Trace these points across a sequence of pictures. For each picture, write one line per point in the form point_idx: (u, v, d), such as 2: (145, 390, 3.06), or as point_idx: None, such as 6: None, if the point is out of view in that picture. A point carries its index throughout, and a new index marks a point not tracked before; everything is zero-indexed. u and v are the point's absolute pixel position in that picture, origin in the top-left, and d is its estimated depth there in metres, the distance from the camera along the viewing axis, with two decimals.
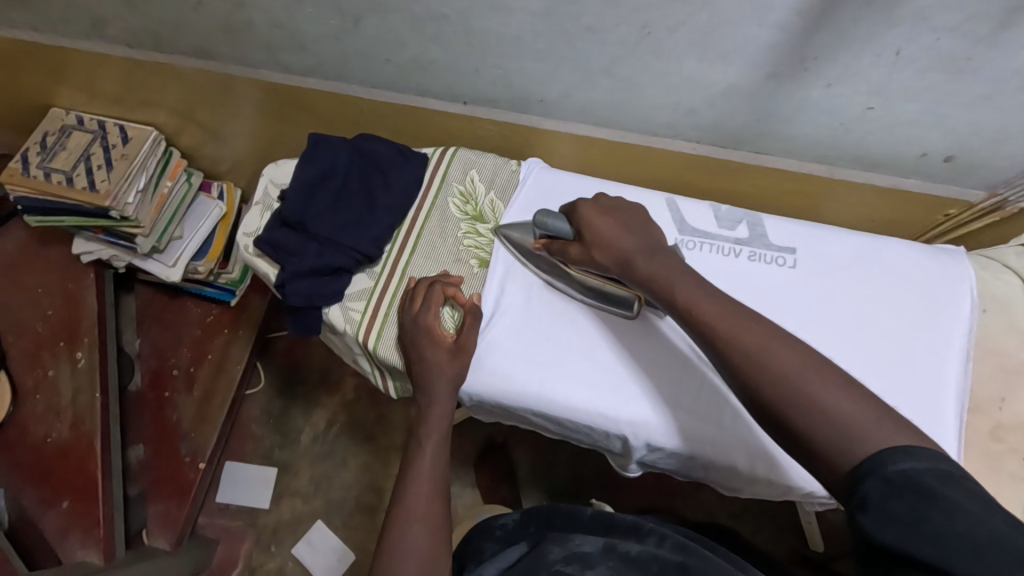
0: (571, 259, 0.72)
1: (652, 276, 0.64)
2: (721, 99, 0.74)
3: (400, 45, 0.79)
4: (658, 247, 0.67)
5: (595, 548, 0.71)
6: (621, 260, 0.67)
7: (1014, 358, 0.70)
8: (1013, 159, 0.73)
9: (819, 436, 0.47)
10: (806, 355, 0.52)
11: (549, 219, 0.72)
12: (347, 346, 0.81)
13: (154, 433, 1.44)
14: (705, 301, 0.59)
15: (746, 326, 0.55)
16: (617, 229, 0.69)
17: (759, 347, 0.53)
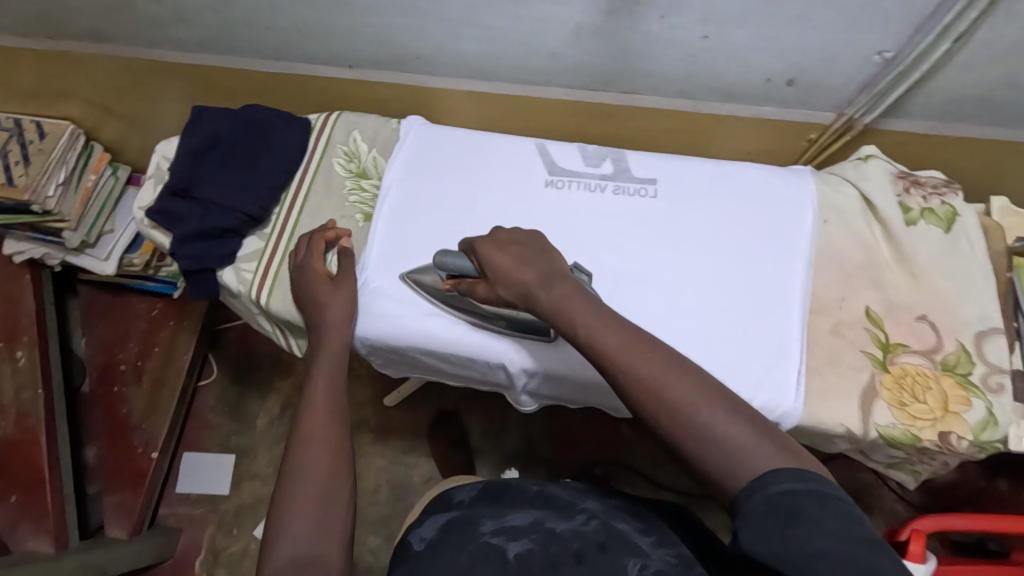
0: (482, 298, 0.69)
1: (556, 308, 0.58)
2: (576, 40, 0.78)
3: (273, 10, 0.82)
4: (557, 275, 0.61)
5: (526, 522, 0.67)
6: (523, 294, 0.62)
7: (852, 261, 0.76)
8: (859, 77, 0.77)
9: (709, 462, 0.46)
10: (694, 384, 0.49)
11: (449, 258, 0.72)
12: (247, 307, 0.85)
13: (107, 428, 1.45)
14: (605, 336, 0.54)
15: (644, 361, 0.51)
16: (516, 261, 0.64)
17: (657, 380, 0.50)
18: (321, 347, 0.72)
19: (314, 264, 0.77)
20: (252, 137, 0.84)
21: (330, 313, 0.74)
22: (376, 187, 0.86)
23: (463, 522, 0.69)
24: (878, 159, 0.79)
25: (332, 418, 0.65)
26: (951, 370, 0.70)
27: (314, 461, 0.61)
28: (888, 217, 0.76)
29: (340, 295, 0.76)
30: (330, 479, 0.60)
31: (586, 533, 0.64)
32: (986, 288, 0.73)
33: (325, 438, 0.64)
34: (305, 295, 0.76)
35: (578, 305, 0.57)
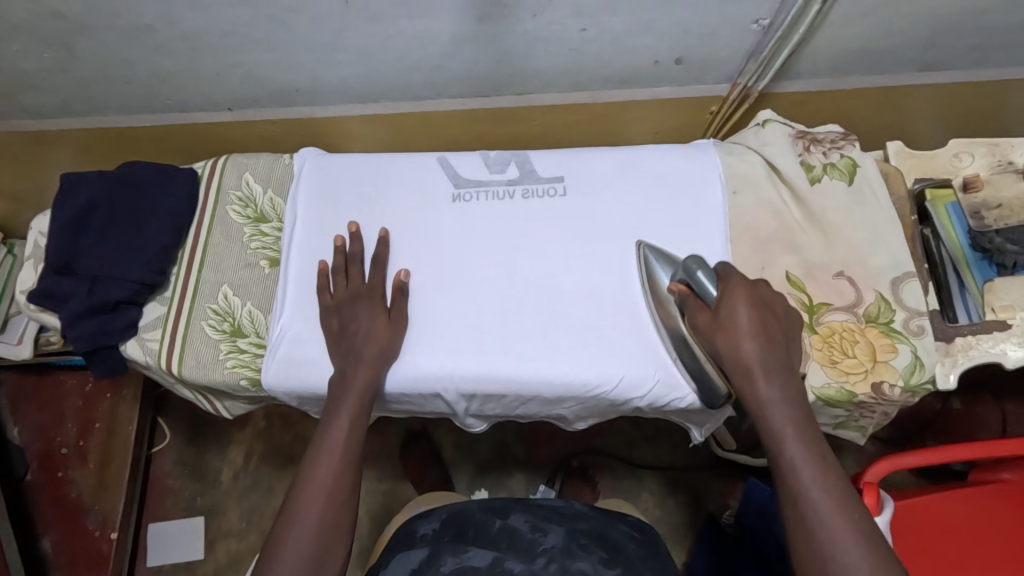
0: (697, 325, 0.66)
1: (765, 409, 0.61)
2: (454, 49, 0.75)
3: (128, 63, 0.77)
4: (782, 374, 0.62)
5: (486, 563, 0.66)
6: (740, 365, 0.62)
7: (764, 227, 0.76)
8: (741, 45, 0.77)
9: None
10: (866, 543, 0.54)
11: (700, 271, 0.67)
12: (160, 377, 0.80)
13: (57, 516, 1.36)
14: (809, 466, 0.58)
15: (834, 505, 0.56)
16: (761, 343, 0.62)
17: (837, 527, 0.55)
18: (354, 375, 0.69)
19: (371, 280, 0.74)
20: (132, 196, 0.78)
21: (369, 342, 0.70)
22: (278, 230, 0.81)
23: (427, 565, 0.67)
24: (775, 122, 0.79)
25: (346, 464, 0.64)
26: (874, 321, 0.71)
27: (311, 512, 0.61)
28: (793, 180, 0.76)
29: (390, 328, 0.72)
30: (323, 537, 0.60)
31: None
32: (895, 233, 0.74)
33: (335, 489, 0.63)
34: (345, 313, 0.73)
35: (798, 429, 0.60)
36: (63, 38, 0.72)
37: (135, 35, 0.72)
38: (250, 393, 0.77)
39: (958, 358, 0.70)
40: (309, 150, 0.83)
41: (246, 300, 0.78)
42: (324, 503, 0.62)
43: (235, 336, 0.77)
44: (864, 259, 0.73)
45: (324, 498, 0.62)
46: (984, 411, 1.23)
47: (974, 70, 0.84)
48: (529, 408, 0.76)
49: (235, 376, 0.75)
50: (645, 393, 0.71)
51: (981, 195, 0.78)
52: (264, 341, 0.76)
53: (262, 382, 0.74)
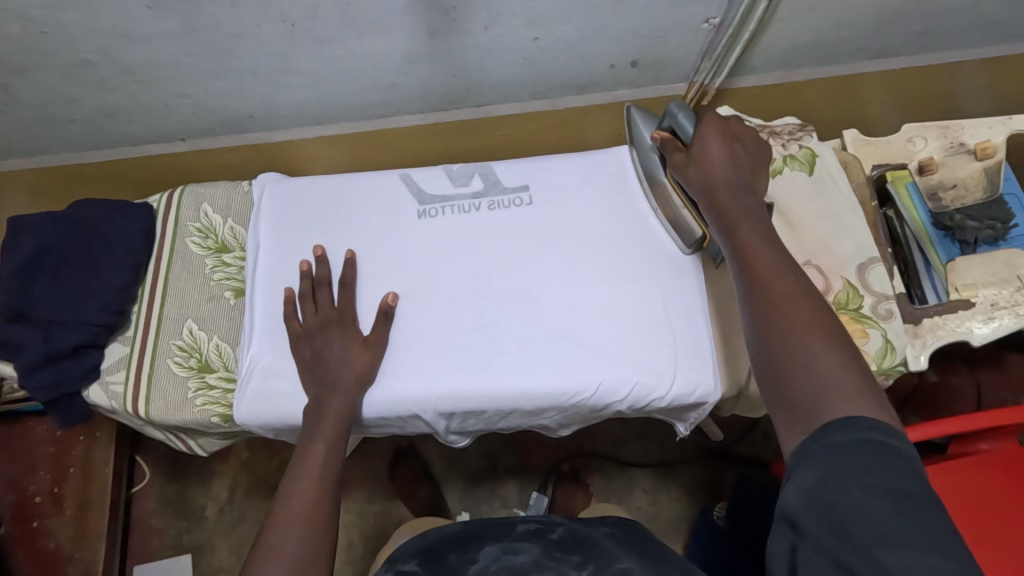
0: (672, 167, 0.66)
1: (724, 211, 0.60)
2: (408, 67, 0.75)
3: (72, 100, 0.75)
4: (747, 188, 0.61)
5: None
6: (706, 184, 0.61)
7: None
8: (693, 44, 0.78)
9: (797, 387, 0.49)
10: (818, 318, 0.52)
11: (682, 112, 0.67)
12: (128, 421, 0.77)
13: (35, 568, 1.31)
14: (763, 252, 0.56)
15: (784, 282, 0.54)
16: (722, 158, 0.62)
17: (786, 300, 0.53)
18: (330, 403, 0.67)
19: (341, 305, 0.73)
20: (84, 238, 0.76)
21: (344, 369, 0.69)
22: (241, 259, 0.79)
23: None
24: None
25: (323, 492, 0.62)
26: (844, 308, 0.72)
27: (289, 540, 0.59)
28: None
29: (368, 352, 0.71)
30: (300, 565, 0.58)
31: None
32: (857, 219, 0.75)
33: (312, 515, 0.61)
34: (316, 342, 0.71)
35: (754, 221, 0.58)
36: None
37: (75, 71, 0.69)
38: (223, 428, 0.75)
39: (927, 339, 0.71)
40: (271, 175, 0.82)
41: (212, 333, 0.76)
42: (302, 530, 0.60)
43: (204, 371, 0.74)
44: (831, 247, 0.74)
45: (302, 522, 0.60)
46: (958, 381, 1.26)
47: (919, 55, 0.87)
48: (510, 421, 0.75)
49: (206, 414, 0.73)
50: (623, 396, 0.71)
51: (937, 177, 0.80)
52: (234, 375, 0.74)
53: (234, 417, 0.72)
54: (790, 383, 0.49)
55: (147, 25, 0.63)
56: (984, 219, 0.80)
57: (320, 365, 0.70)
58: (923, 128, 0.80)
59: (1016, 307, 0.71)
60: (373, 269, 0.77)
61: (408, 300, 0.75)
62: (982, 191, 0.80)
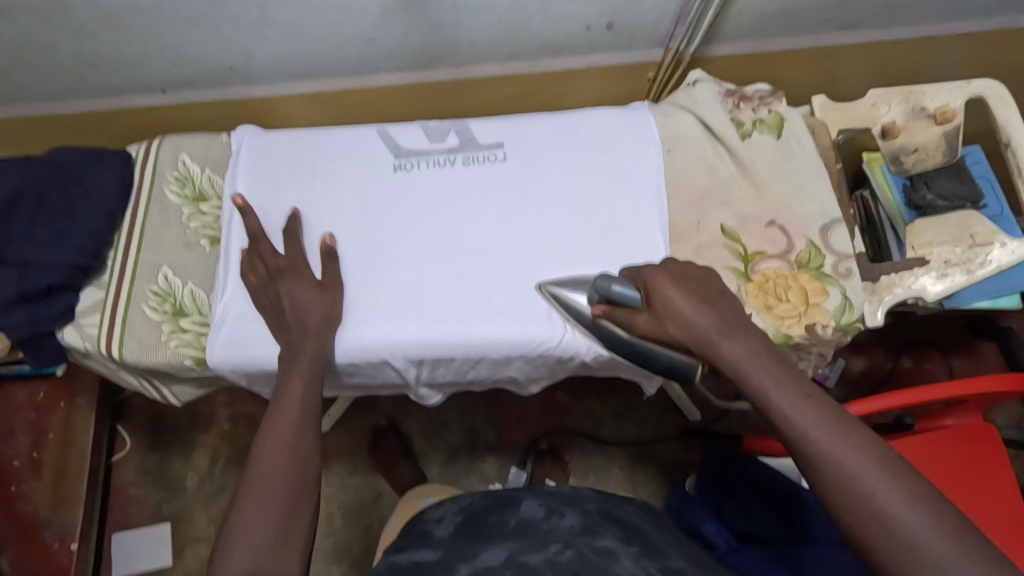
0: (640, 332, 0.61)
1: (741, 370, 0.53)
2: (384, 21, 0.76)
3: (52, 45, 0.75)
4: (740, 327, 0.56)
5: (501, 560, 0.59)
6: (700, 341, 0.56)
7: (698, 183, 0.78)
8: (666, 8, 0.79)
9: None
10: (913, 489, 0.44)
11: (614, 287, 0.64)
12: (103, 365, 0.78)
13: (12, 532, 1.31)
14: (807, 419, 0.48)
15: (854, 454, 0.46)
16: (695, 302, 0.57)
17: (860, 474, 0.45)
18: (304, 345, 0.69)
19: (289, 253, 0.74)
20: (63, 181, 0.76)
21: (310, 314, 0.70)
22: (218, 208, 0.80)
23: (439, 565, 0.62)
24: (705, 82, 0.81)
25: (304, 422, 0.64)
26: (805, 267, 0.74)
27: (272, 467, 0.59)
28: (724, 136, 0.78)
29: (324, 296, 0.72)
30: (289, 479, 0.59)
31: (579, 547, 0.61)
32: (821, 183, 0.77)
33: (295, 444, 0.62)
34: (272, 292, 0.71)
35: (778, 377, 0.51)
36: None
37: (51, 12, 0.70)
38: (197, 373, 0.76)
39: (884, 296, 0.73)
40: (248, 128, 0.83)
41: (188, 279, 0.77)
42: (284, 456, 0.60)
43: (178, 316, 0.75)
44: (797, 209, 0.76)
45: (285, 449, 0.61)
46: (932, 367, 1.27)
47: (889, 29, 0.88)
48: (479, 370, 0.76)
49: (179, 356, 0.74)
50: (588, 345, 0.72)
51: (900, 141, 0.82)
52: (207, 319, 0.75)
53: (207, 360, 0.73)
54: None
55: None
56: (955, 198, 0.80)
57: (283, 309, 0.70)
58: (888, 92, 0.83)
59: (968, 265, 0.74)
60: (346, 218, 0.78)
61: (376, 250, 0.77)
62: (942, 155, 0.82)
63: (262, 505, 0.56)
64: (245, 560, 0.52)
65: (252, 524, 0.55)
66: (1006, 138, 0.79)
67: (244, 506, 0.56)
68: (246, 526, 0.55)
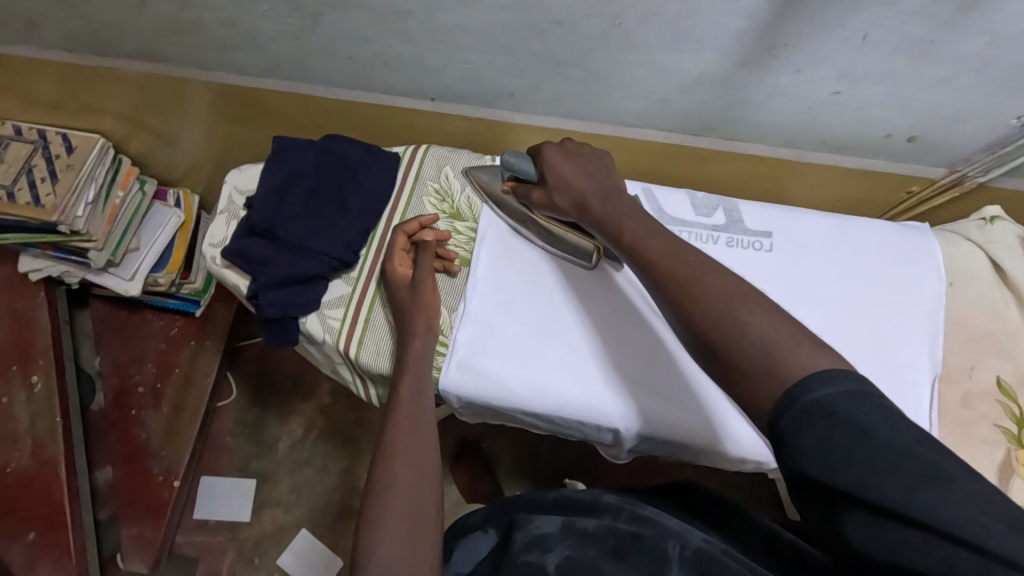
0: (538, 204, 0.72)
1: (603, 220, 0.61)
2: (689, 86, 0.74)
3: (365, 41, 0.77)
4: (615, 192, 0.64)
5: (557, 529, 0.67)
6: (579, 202, 0.65)
7: (977, 326, 0.73)
8: (978, 135, 0.75)
9: (744, 350, 0.45)
10: (741, 288, 0.49)
11: (515, 160, 0.72)
12: (326, 356, 0.78)
13: (123, 454, 1.34)
14: (647, 241, 0.56)
15: (683, 262, 0.52)
16: (581, 174, 0.67)
17: (690, 277, 0.50)
18: (413, 346, 0.70)
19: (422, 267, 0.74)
20: (339, 173, 0.78)
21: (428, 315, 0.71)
22: (472, 229, 0.79)
23: (502, 551, 0.68)
24: (1005, 221, 0.76)
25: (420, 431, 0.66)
26: None
27: (400, 477, 0.62)
28: (1018, 283, 0.73)
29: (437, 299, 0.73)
30: (418, 492, 0.61)
31: (618, 529, 0.66)
32: None
33: (421, 458, 0.64)
34: (404, 293, 0.73)
35: (631, 220, 0.59)
36: (315, 8, 0.72)
37: (387, 16, 0.71)
38: None
39: None
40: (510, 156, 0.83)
41: None
42: (416, 471, 0.63)
43: None
44: None
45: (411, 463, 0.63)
46: None
47: None
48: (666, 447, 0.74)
49: None
50: None
51: None
52: (446, 340, 0.75)
53: (439, 382, 0.72)
54: (738, 359, 0.45)
55: None
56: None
57: (416, 309, 0.72)
58: None
59: None
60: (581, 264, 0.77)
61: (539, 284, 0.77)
62: None
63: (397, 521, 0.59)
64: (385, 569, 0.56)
65: (387, 537, 0.58)
66: None
67: (376, 519, 0.59)
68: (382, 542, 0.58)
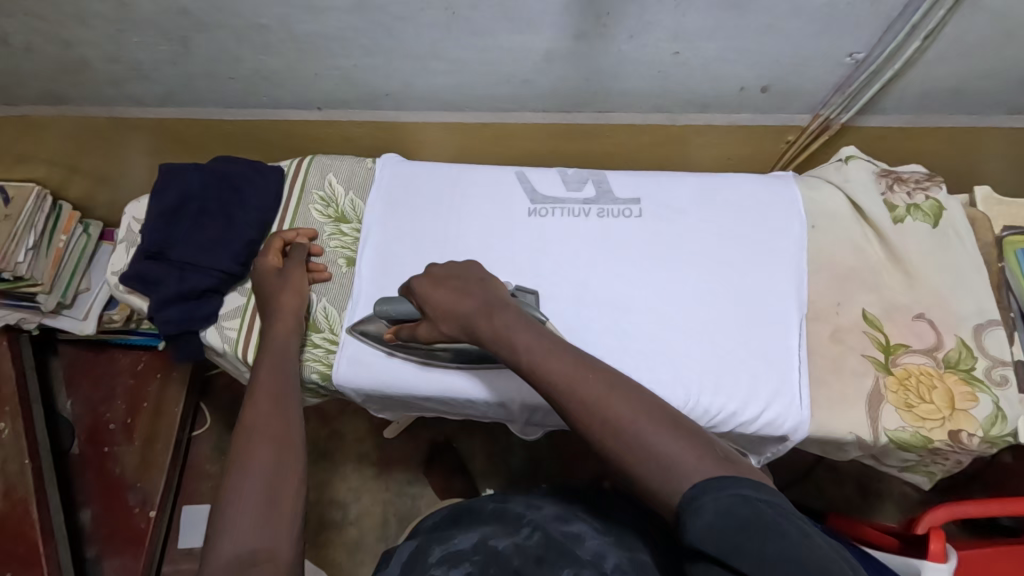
0: (423, 337, 0.70)
1: (500, 334, 0.61)
2: (545, 66, 0.77)
3: (236, 60, 0.80)
4: (500, 303, 0.64)
5: (471, 545, 0.64)
6: (467, 325, 0.65)
7: (843, 263, 0.75)
8: (831, 76, 0.77)
9: (658, 476, 0.46)
10: (639, 406, 0.50)
11: (391, 308, 0.73)
12: (233, 365, 0.82)
13: (100, 491, 1.34)
14: (549, 363, 0.55)
15: (586, 382, 0.53)
16: (454, 297, 0.67)
17: (592, 401, 0.51)
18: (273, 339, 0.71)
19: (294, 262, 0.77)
20: (225, 191, 0.82)
21: (291, 301, 0.74)
22: (357, 230, 0.83)
23: (415, 557, 0.64)
24: (859, 159, 0.78)
25: (277, 409, 0.63)
26: (954, 367, 0.70)
27: (261, 454, 0.58)
28: (877, 218, 0.75)
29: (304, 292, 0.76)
30: (275, 468, 0.57)
31: (527, 548, 0.63)
32: (980, 280, 0.73)
33: (284, 435, 0.61)
34: (274, 283, 0.75)
35: (529, 340, 0.58)
36: (180, 33, 0.76)
37: (245, 32, 0.75)
38: (318, 387, 0.78)
39: None
40: (389, 157, 0.87)
41: (322, 296, 0.80)
42: (280, 448, 0.59)
43: (310, 330, 0.78)
44: (951, 303, 0.72)
45: (270, 438, 0.60)
46: None
47: None
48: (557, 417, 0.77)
49: (307, 369, 0.76)
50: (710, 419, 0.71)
51: None
52: (338, 338, 0.78)
53: (332, 378, 0.76)
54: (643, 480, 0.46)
55: None
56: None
57: (285, 288, 0.75)
58: None
59: None
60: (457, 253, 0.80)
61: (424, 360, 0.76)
62: None
63: (250, 497, 0.54)
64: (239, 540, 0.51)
65: (241, 514, 0.53)
66: None
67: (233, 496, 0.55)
68: (237, 515, 0.53)
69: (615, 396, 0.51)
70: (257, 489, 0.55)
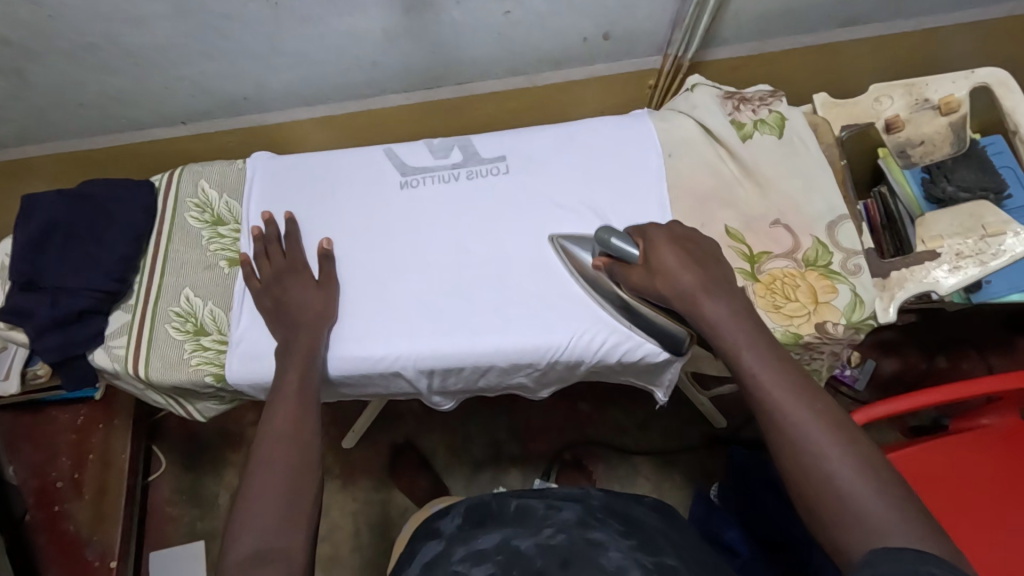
0: (632, 284, 0.69)
1: (716, 327, 0.61)
2: (388, 44, 0.79)
3: (81, 84, 0.80)
4: (725, 292, 0.63)
5: (494, 544, 0.61)
6: (685, 295, 0.64)
7: (700, 184, 0.78)
8: (662, 13, 0.80)
9: (844, 515, 0.48)
10: (858, 449, 0.51)
11: (614, 238, 0.70)
12: (132, 385, 0.81)
13: (55, 553, 1.22)
14: (768, 375, 0.56)
15: (809, 411, 0.53)
16: (689, 269, 0.64)
17: (805, 427, 0.52)
18: (296, 339, 0.71)
19: (292, 255, 0.78)
20: (92, 212, 0.81)
21: (304, 308, 0.73)
22: (235, 230, 0.84)
23: (438, 558, 0.63)
24: (704, 86, 0.82)
25: (303, 412, 0.64)
26: (813, 265, 0.73)
27: (277, 453, 0.60)
28: (725, 137, 0.79)
29: (319, 295, 0.75)
30: (292, 470, 0.59)
31: (554, 545, 0.60)
32: (826, 180, 0.76)
33: (299, 431, 0.62)
34: (274, 290, 0.75)
35: (751, 341, 0.59)
36: (13, 65, 0.76)
37: (78, 55, 0.75)
38: (217, 390, 0.78)
39: (895, 292, 0.72)
40: (260, 154, 0.87)
41: (208, 299, 0.80)
42: (290, 444, 0.61)
43: (199, 334, 0.78)
44: (806, 206, 0.76)
45: (292, 438, 0.61)
46: (970, 366, 1.21)
47: (892, 22, 0.89)
48: (457, 378, 0.77)
49: (200, 373, 0.76)
50: (596, 351, 0.73)
51: (904, 134, 0.83)
52: (226, 338, 0.78)
53: (225, 377, 0.76)
54: (828, 514, 0.49)
55: (142, 7, 0.68)
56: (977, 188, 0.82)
57: (304, 275, 0.76)
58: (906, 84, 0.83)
59: (979, 256, 0.73)
60: (340, 235, 0.81)
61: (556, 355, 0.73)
62: (949, 147, 0.82)
63: (267, 496, 0.57)
64: (256, 541, 0.54)
65: (255, 510, 0.56)
66: (1013, 125, 0.80)
67: (253, 494, 0.57)
68: (256, 514, 0.55)
69: (832, 436, 0.52)
70: (274, 494, 0.57)
